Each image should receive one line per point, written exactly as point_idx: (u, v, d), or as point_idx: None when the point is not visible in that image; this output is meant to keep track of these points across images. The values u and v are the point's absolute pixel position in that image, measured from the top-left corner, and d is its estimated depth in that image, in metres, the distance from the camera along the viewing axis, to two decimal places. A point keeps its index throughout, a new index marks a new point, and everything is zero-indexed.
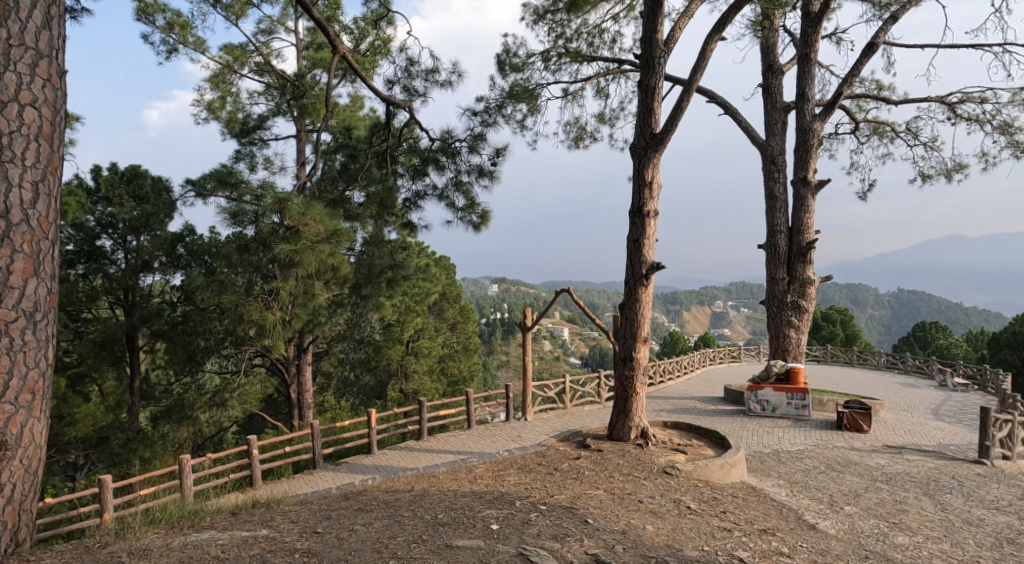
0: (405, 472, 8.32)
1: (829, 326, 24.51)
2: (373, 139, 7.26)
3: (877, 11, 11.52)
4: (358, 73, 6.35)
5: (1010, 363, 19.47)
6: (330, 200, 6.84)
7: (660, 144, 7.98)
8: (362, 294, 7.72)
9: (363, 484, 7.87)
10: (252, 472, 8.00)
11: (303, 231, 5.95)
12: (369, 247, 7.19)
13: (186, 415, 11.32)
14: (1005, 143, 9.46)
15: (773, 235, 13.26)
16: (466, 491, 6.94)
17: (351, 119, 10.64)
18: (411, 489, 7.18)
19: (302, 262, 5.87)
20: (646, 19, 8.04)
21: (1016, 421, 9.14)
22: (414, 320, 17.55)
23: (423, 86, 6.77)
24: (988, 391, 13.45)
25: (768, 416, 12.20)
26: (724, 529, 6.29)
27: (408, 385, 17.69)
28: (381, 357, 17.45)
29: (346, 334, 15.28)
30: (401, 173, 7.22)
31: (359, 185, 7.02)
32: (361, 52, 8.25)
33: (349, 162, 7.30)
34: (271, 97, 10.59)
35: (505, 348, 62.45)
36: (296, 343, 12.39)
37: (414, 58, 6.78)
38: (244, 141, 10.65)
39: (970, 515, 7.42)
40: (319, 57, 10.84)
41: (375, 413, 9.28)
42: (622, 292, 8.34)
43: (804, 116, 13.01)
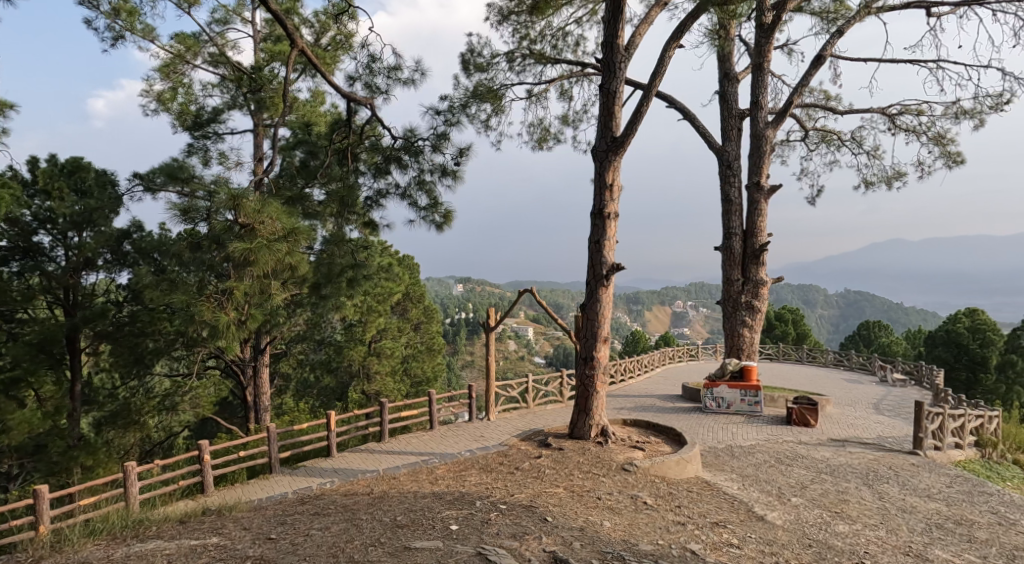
0: (364, 474, 8.40)
1: (782, 326, 25.26)
2: (334, 136, 7.31)
3: (825, 25, 12.03)
4: (321, 69, 6.46)
5: (945, 359, 20.38)
6: (290, 197, 7.37)
7: (621, 147, 8.25)
8: (322, 295, 7.56)
9: (321, 487, 7.91)
10: (203, 478, 7.95)
11: (259, 229, 6.01)
12: (329, 246, 7.21)
13: (133, 420, 11.09)
14: (939, 153, 9.96)
15: (728, 238, 13.72)
16: (425, 492, 7.08)
17: (311, 114, 10.63)
18: (370, 492, 7.28)
19: (257, 261, 5.91)
20: (608, 24, 8.28)
21: (946, 413, 9.57)
22: (376, 320, 17.56)
23: (385, 84, 6.94)
24: (924, 386, 14.15)
25: (723, 412, 12.60)
26: (678, 523, 6.56)
27: (371, 386, 17.67)
28: (341, 358, 17.42)
29: (306, 334, 15.37)
30: (363, 170, 7.33)
31: (320, 182, 7.42)
32: (323, 46, 8.42)
33: (309, 158, 7.72)
34: (227, 90, 10.56)
35: (470, 349, 62.46)
36: (252, 344, 12.26)
37: (376, 55, 6.93)
38: (197, 134, 10.58)
39: (905, 503, 7.85)
40: (278, 51, 10.77)
41: (335, 415, 9.30)
42: (583, 292, 8.58)
43: (758, 123, 13.48)
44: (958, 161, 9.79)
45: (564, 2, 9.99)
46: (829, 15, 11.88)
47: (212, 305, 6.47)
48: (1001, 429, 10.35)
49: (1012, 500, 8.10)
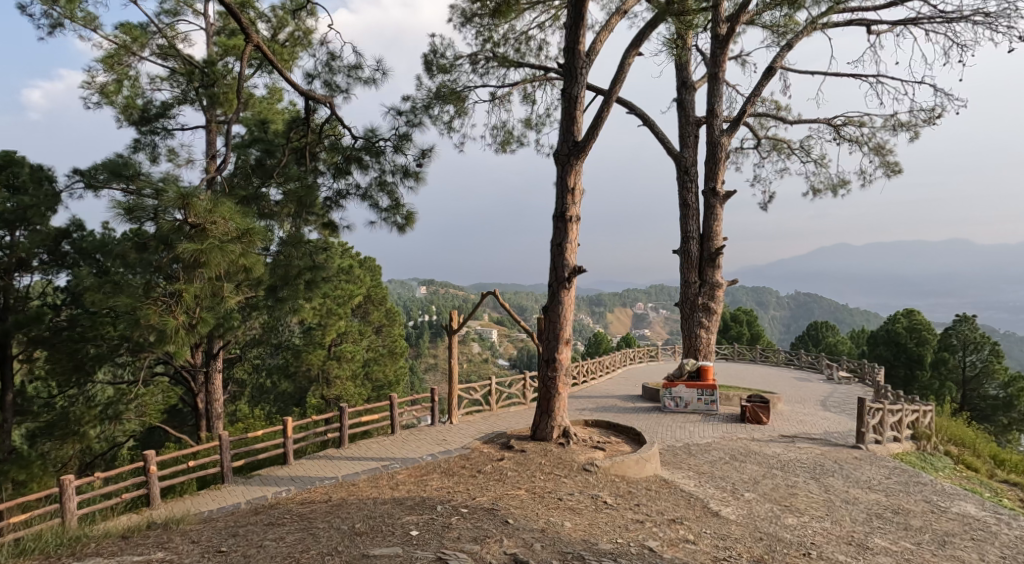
0: (323, 481, 8.41)
1: (738, 327, 26.04)
2: (291, 134, 7.37)
3: (776, 38, 12.54)
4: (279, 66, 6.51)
5: (885, 358, 21.37)
6: (245, 197, 7.30)
7: (582, 152, 8.51)
8: (278, 296, 7.71)
9: (276, 497, 7.90)
10: (150, 490, 7.77)
11: (211, 229, 5.99)
12: (286, 247, 7.36)
13: (71, 431, 10.63)
14: (880, 162, 10.48)
15: (687, 241, 14.13)
16: (385, 498, 7.22)
17: (266, 111, 10.60)
18: (328, 500, 7.37)
19: (208, 262, 5.93)
20: (570, 30, 8.52)
21: (886, 409, 10.09)
22: (336, 323, 17.48)
23: (345, 83, 7.08)
24: (867, 383, 14.85)
25: (681, 411, 12.98)
26: (637, 521, 6.83)
27: (330, 391, 17.62)
28: (300, 363, 17.21)
29: (262, 338, 15.23)
30: (322, 170, 7.38)
31: (276, 181, 7.27)
32: (279, 42, 8.41)
33: (264, 157, 7.56)
34: (178, 83, 10.20)
35: (433, 352, 62.31)
36: (205, 350, 12.09)
37: (335, 54, 7.08)
38: (144, 130, 10.28)
39: (848, 495, 8.28)
40: (232, 45, 10.32)
41: (292, 421, 9.28)
42: (545, 294, 8.81)
43: (714, 131, 13.92)
44: (897, 171, 10.32)
45: (526, 7, 10.26)
46: (779, 29, 12.39)
47: (159, 309, 6.24)
48: (935, 423, 10.95)
49: (944, 489, 8.63)
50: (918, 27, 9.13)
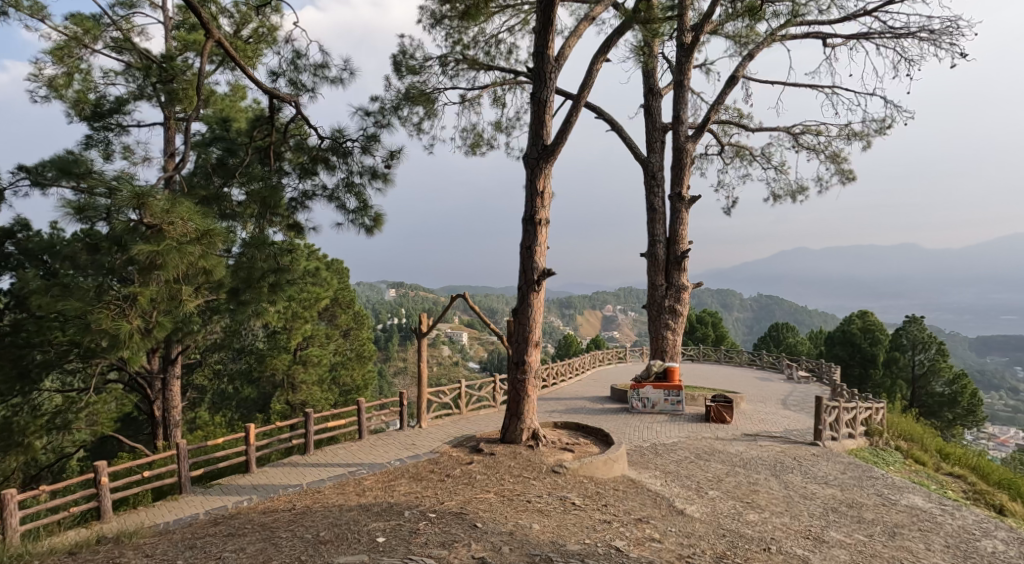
0: (286, 489, 8.27)
1: (704, 328, 26.59)
2: (254, 133, 7.34)
3: (738, 48, 12.90)
4: (242, 65, 6.50)
5: (841, 358, 22.05)
6: (205, 197, 7.07)
7: (551, 155, 8.69)
8: (241, 300, 7.28)
9: (237, 507, 7.72)
10: (100, 503, 7.54)
11: (168, 230, 5.55)
12: (249, 249, 7.01)
13: (15, 442, 10.34)
14: (835, 170, 10.87)
15: (653, 245, 14.41)
16: (351, 505, 7.26)
17: (229, 109, 10.29)
18: (291, 508, 7.34)
19: (166, 265, 5.52)
20: (539, 35, 8.70)
21: (841, 406, 10.45)
22: (302, 327, 17.29)
23: (311, 81, 7.12)
24: (825, 382, 15.34)
25: (648, 412, 13.23)
26: (604, 521, 7.01)
27: (295, 397, 17.44)
28: (264, 367, 17.11)
29: (224, 343, 14.89)
30: (286, 171, 7.36)
31: (238, 181, 7.11)
32: (243, 40, 8.16)
33: (227, 156, 7.50)
34: (133, 79, 9.66)
35: (402, 355, 61.91)
36: (163, 355, 11.82)
37: (301, 53, 7.11)
38: (97, 125, 9.84)
39: (806, 490, 8.58)
40: (192, 40, 9.81)
41: (254, 427, 9.03)
42: (515, 297, 8.95)
43: (679, 137, 14.24)
44: (851, 178, 10.72)
45: (496, 10, 10.42)
46: (741, 39, 12.76)
47: (111, 313, 5.79)
48: (886, 419, 11.41)
49: (895, 482, 9.00)
50: (869, 41, 9.52)
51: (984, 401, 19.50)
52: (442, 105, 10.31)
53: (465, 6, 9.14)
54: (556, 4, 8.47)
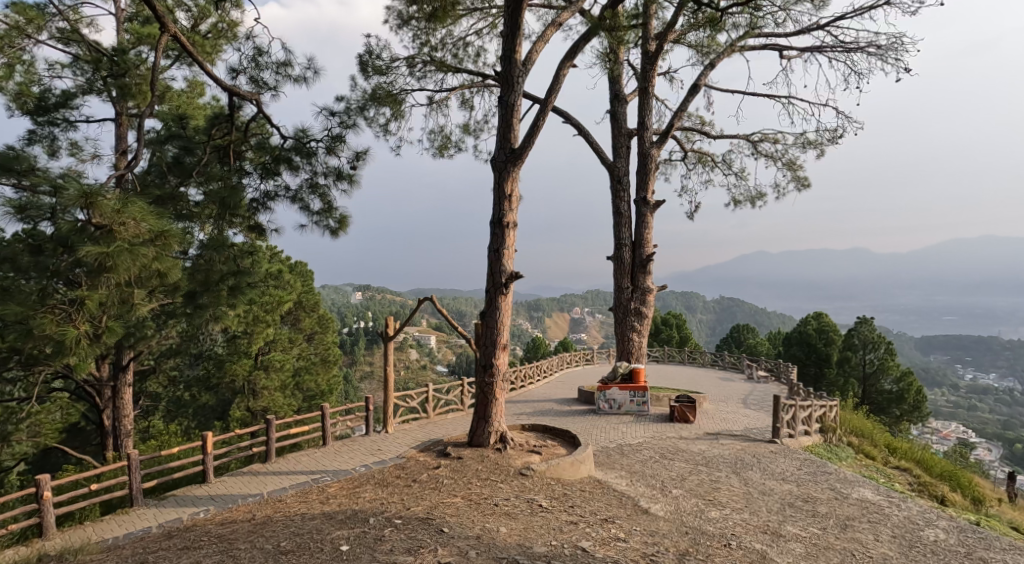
0: (246, 499, 7.83)
1: (669, 330, 27.11)
2: (213, 131, 7.16)
3: (701, 58, 13.25)
4: (201, 60, 6.56)
5: (798, 357, 22.74)
6: (159, 197, 6.73)
7: (518, 159, 8.85)
8: (198, 305, 7.13)
9: (192, 519, 7.26)
10: (42, 519, 6.93)
11: (119, 231, 5.35)
12: (207, 251, 6.88)
13: None
14: (792, 177, 11.24)
15: (619, 248, 14.68)
16: (314, 513, 7.23)
17: (186, 107, 9.04)
18: (251, 518, 7.14)
19: (116, 267, 5.29)
20: (507, 38, 8.85)
21: (798, 405, 10.81)
22: (263, 331, 16.83)
23: (274, 79, 7.17)
24: (782, 381, 15.82)
25: (614, 413, 13.48)
26: (571, 522, 7.17)
27: (256, 403, 17.16)
28: (223, 373, 16.83)
29: (181, 349, 14.55)
30: (247, 170, 7.30)
31: (195, 181, 6.99)
32: (201, 34, 7.63)
33: (183, 154, 7.12)
34: (81, 70, 8.35)
35: (369, 359, 61.39)
36: (113, 362, 11.20)
37: (263, 50, 7.17)
38: (41, 120, 8.63)
39: (764, 486, 8.89)
40: (145, 32, 8.52)
41: (211, 435, 8.49)
42: (483, 300, 9.09)
43: (644, 143, 14.55)
44: (806, 185, 11.10)
45: (463, 13, 10.56)
46: (704, 49, 13.11)
47: (56, 318, 5.41)
48: (839, 416, 11.85)
49: (846, 476, 9.38)
50: (821, 54, 9.91)
51: (928, 398, 20.28)
52: (409, 106, 10.40)
53: (432, 8, 9.26)
54: (523, 9, 8.65)
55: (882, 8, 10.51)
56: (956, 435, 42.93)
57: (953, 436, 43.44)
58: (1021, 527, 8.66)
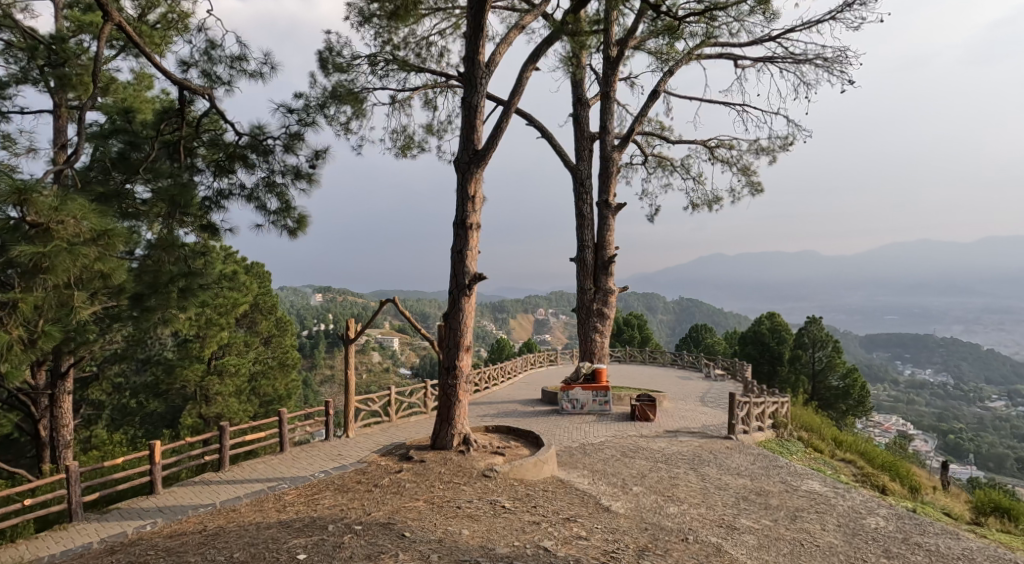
0: (197, 509, 7.67)
1: (630, 330, 27.52)
2: (162, 127, 7.03)
3: (660, 64, 13.50)
4: (148, 52, 6.47)
5: (752, 355, 23.21)
6: (102, 194, 6.46)
7: (482, 160, 8.89)
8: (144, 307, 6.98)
9: (137, 532, 7.04)
10: None
11: (58, 229, 5.22)
12: (156, 251, 6.79)
13: None
14: (747, 182, 11.51)
15: (582, 249, 14.79)
16: (270, 522, 7.12)
17: (131, 99, 8.65)
18: (203, 529, 7.02)
19: (54, 268, 5.15)
20: (470, 39, 8.89)
21: (752, 402, 11.08)
22: (217, 335, 16.45)
23: (227, 74, 7.08)
24: (739, 379, 16.18)
25: (577, 412, 13.59)
26: (533, 522, 7.22)
27: (209, 410, 16.76)
28: (174, 379, 16.34)
29: (128, 354, 14.13)
30: (199, 167, 7.22)
31: (143, 177, 6.76)
32: (149, 24, 7.39)
33: (129, 150, 6.91)
34: (14, 58, 7.56)
35: (330, 363, 60.63)
36: (51, 369, 10.77)
37: (216, 44, 7.07)
38: None
39: (720, 481, 9.08)
40: (88, 19, 8.12)
41: (159, 443, 8.26)
42: (446, 301, 9.09)
43: (606, 146, 14.72)
44: (760, 190, 11.38)
45: (426, 13, 10.57)
46: (663, 56, 13.36)
47: None
48: (790, 412, 12.18)
49: (797, 470, 9.63)
50: (773, 64, 10.21)
51: (872, 393, 20.88)
52: (370, 105, 10.34)
53: (394, 7, 9.24)
54: (487, 10, 8.69)
55: (828, 21, 10.89)
56: (898, 429, 44.47)
57: (896, 429, 45.08)
58: (955, 513, 9.01)
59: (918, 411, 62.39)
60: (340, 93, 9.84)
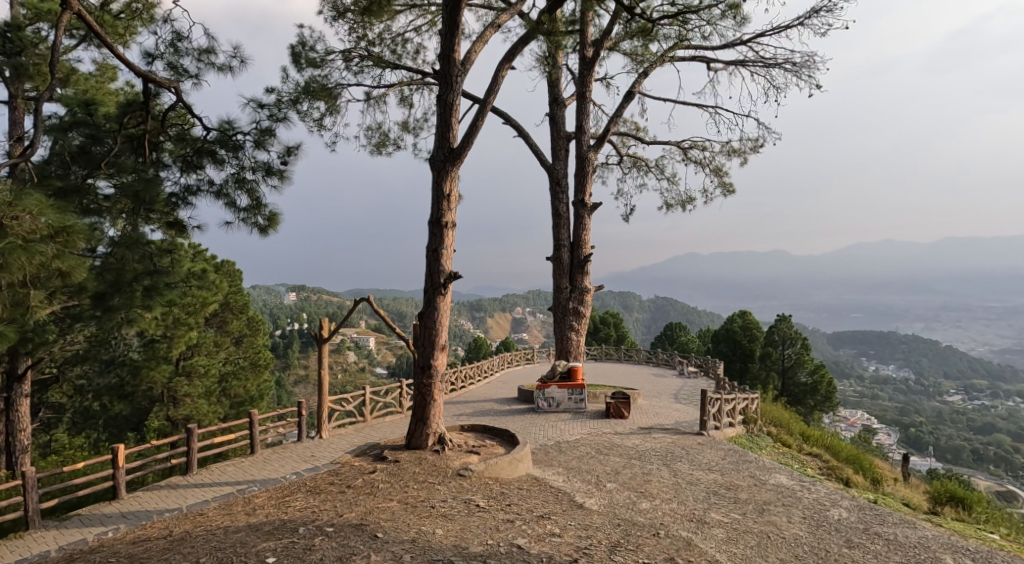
0: (162, 514, 7.53)
1: (605, 329, 27.68)
2: (125, 120, 6.86)
3: (635, 66, 13.57)
4: (110, 43, 6.34)
5: (724, 354, 23.54)
6: (62, 189, 6.39)
7: (457, 158, 8.85)
8: (107, 307, 6.81)
9: (99, 539, 6.89)
10: None
11: (14, 225, 5.05)
12: (119, 249, 6.65)
13: None
14: (719, 184, 11.62)
15: (558, 248, 14.80)
16: (238, 526, 7.02)
17: (95, 91, 8.44)
18: (169, 534, 6.89)
19: (8, 265, 4.93)
20: (445, 37, 8.83)
21: (723, 398, 11.19)
22: (185, 335, 16.18)
23: (194, 67, 6.96)
24: (711, 377, 16.35)
25: (553, 410, 13.61)
26: (507, 520, 7.21)
27: (177, 412, 16.49)
28: (140, 380, 16.00)
29: (91, 355, 13.81)
30: (166, 163, 7.09)
31: (104, 173, 6.64)
32: (112, 13, 7.21)
33: (90, 143, 6.75)
34: None
35: (304, 363, 60.03)
36: (9, 372, 10.46)
37: (183, 37, 6.95)
38: None
39: (692, 477, 9.15)
40: (46, 7, 7.51)
41: (123, 447, 8.08)
42: (421, 300, 9.03)
43: (582, 146, 14.76)
44: (732, 191, 11.48)
45: (401, 10, 10.49)
46: (638, 58, 13.42)
47: None
48: (760, 407, 12.34)
49: (765, 464, 9.76)
50: (744, 68, 10.32)
51: (839, 389, 21.21)
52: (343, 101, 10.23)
53: (368, 2, 9.15)
54: (462, 8, 8.64)
55: (797, 27, 11.04)
56: (861, 422, 45.41)
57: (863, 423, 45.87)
58: (913, 503, 9.18)
59: (882, 405, 63.74)
60: (313, 88, 9.72)
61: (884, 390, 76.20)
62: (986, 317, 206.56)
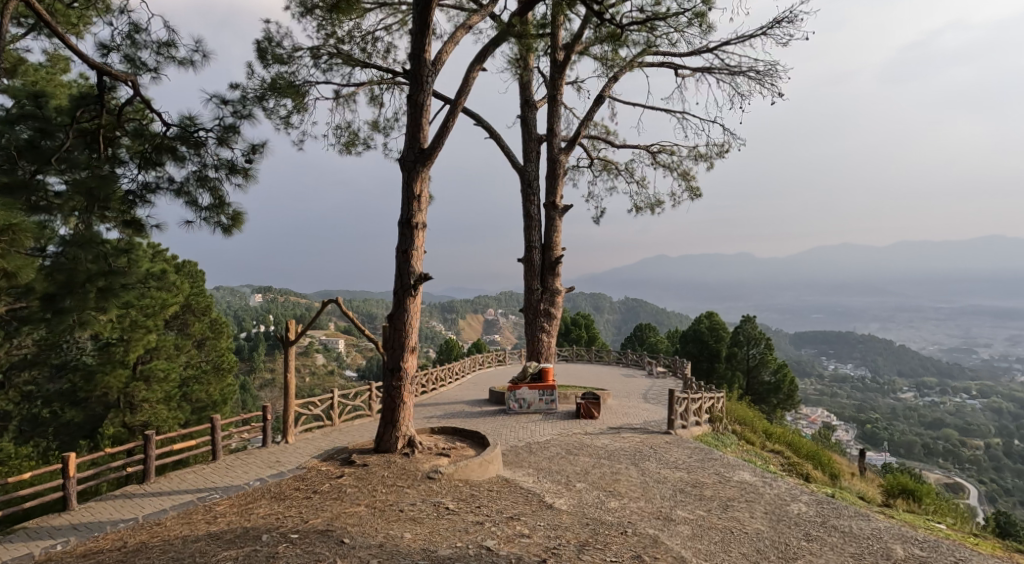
0: (117, 525, 7.26)
1: (578, 330, 27.82)
2: (79, 114, 6.61)
3: (605, 70, 13.56)
4: (61, 33, 6.07)
5: (693, 354, 23.44)
6: (10, 185, 6.09)
7: (428, 159, 8.74)
8: (59, 310, 6.47)
9: (46, 553, 6.59)
10: None
11: None
12: (73, 248, 6.37)
13: None
14: (686, 188, 11.65)
15: (529, 250, 14.71)
16: (198, 535, 6.78)
17: (46, 83, 8.10)
18: (122, 546, 6.62)
19: None
20: (416, 36, 8.68)
21: (690, 398, 11.21)
22: (143, 338, 15.78)
23: (153, 60, 6.72)
24: (679, 377, 16.44)
25: (523, 412, 13.52)
26: (476, 522, 7.09)
27: (134, 418, 16.19)
28: (95, 386, 15.45)
29: (41, 359, 13.32)
30: (124, 160, 6.84)
31: (56, 169, 6.35)
32: (64, 2, 6.92)
33: (40, 137, 6.45)
34: None
35: (270, 365, 59.10)
36: None
37: (141, 29, 6.71)
38: None
39: (659, 475, 9.13)
40: None
41: (74, 455, 7.76)
42: (391, 301, 8.86)
43: (553, 148, 14.71)
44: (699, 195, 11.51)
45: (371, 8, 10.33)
46: (608, 63, 13.41)
47: None
48: (726, 406, 12.42)
49: (730, 461, 9.79)
50: (710, 75, 10.35)
51: (799, 387, 21.73)
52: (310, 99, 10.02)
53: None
54: (432, 8, 8.51)
55: (761, 36, 11.11)
56: (821, 419, 46.25)
57: (824, 421, 46.67)
58: (867, 496, 9.29)
59: (845, 403, 64.98)
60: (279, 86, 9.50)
61: (845, 388, 77.78)
62: (944, 317, 212.24)
